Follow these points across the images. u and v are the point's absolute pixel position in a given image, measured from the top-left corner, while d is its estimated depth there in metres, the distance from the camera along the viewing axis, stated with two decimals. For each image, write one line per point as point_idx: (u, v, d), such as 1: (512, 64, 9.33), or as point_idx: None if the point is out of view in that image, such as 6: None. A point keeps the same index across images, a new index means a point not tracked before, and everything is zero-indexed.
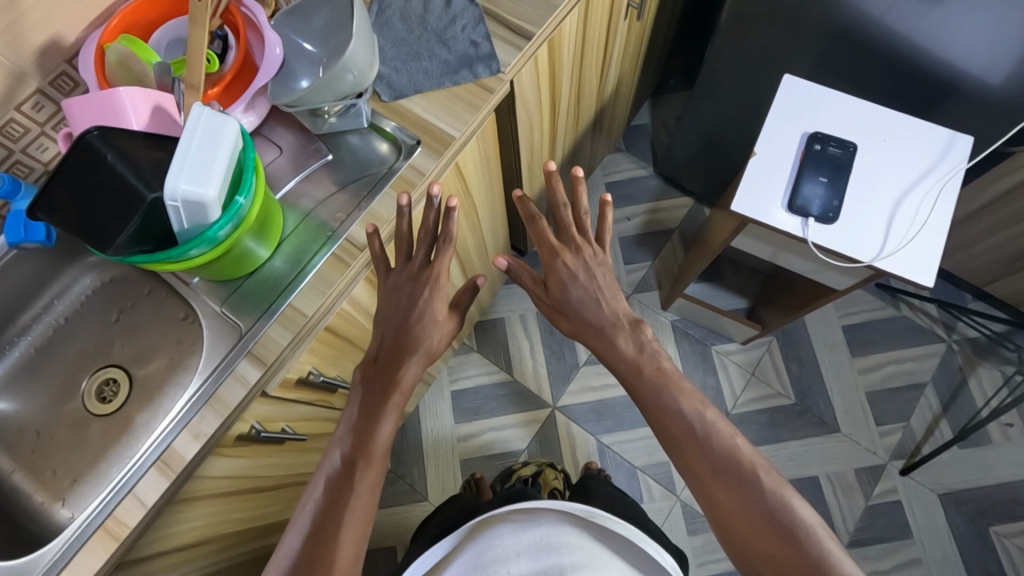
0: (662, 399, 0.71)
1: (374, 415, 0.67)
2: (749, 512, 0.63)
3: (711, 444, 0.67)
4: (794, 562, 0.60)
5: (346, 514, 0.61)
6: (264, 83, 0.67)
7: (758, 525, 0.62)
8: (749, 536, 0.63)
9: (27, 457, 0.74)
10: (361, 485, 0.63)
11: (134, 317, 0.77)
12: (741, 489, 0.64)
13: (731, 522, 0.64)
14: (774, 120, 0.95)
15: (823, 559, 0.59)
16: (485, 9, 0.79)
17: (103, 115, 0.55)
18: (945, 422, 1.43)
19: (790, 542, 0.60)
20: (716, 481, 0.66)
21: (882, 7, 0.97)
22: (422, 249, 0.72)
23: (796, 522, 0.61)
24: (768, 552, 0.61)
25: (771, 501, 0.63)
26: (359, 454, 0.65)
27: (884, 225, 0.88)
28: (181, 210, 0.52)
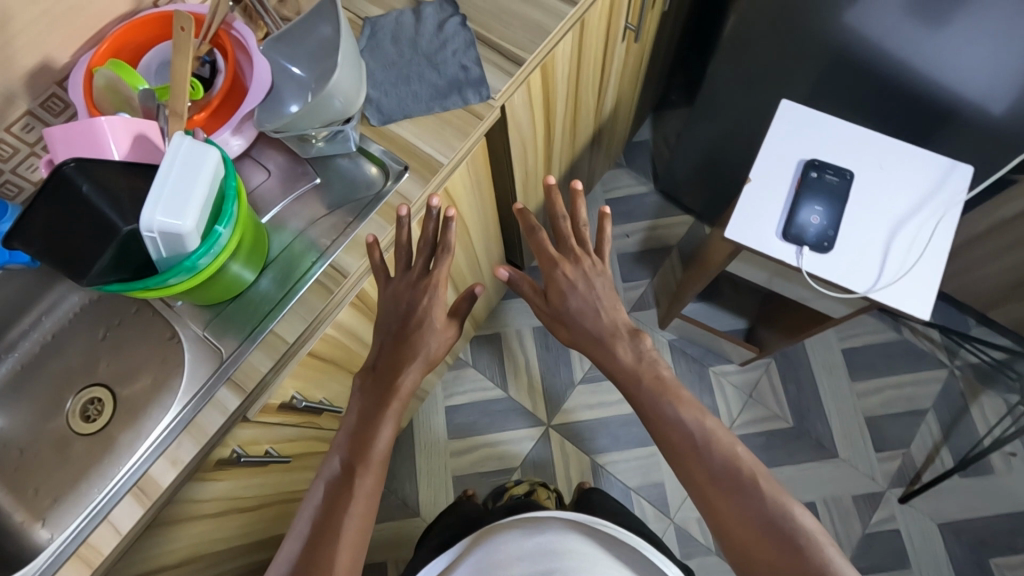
0: (661, 408, 0.70)
1: (373, 421, 0.66)
2: (750, 521, 0.62)
3: (712, 451, 0.66)
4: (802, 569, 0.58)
5: (344, 516, 0.61)
6: (252, 107, 0.66)
7: (760, 531, 0.61)
8: (752, 544, 0.61)
9: (9, 476, 0.74)
10: (360, 489, 0.63)
11: (121, 335, 0.77)
12: (741, 496, 0.63)
13: (733, 531, 0.62)
14: (770, 146, 0.94)
15: (828, 567, 0.57)
16: (477, 35, 0.78)
17: (80, 144, 0.54)
18: (946, 450, 1.40)
19: (794, 549, 0.59)
20: (716, 489, 0.64)
21: (883, 32, 0.96)
22: (421, 259, 0.72)
23: (798, 529, 0.60)
24: (771, 562, 0.60)
25: (771, 508, 0.61)
26: (357, 459, 0.64)
27: (883, 252, 0.86)
28: (158, 241, 0.52)
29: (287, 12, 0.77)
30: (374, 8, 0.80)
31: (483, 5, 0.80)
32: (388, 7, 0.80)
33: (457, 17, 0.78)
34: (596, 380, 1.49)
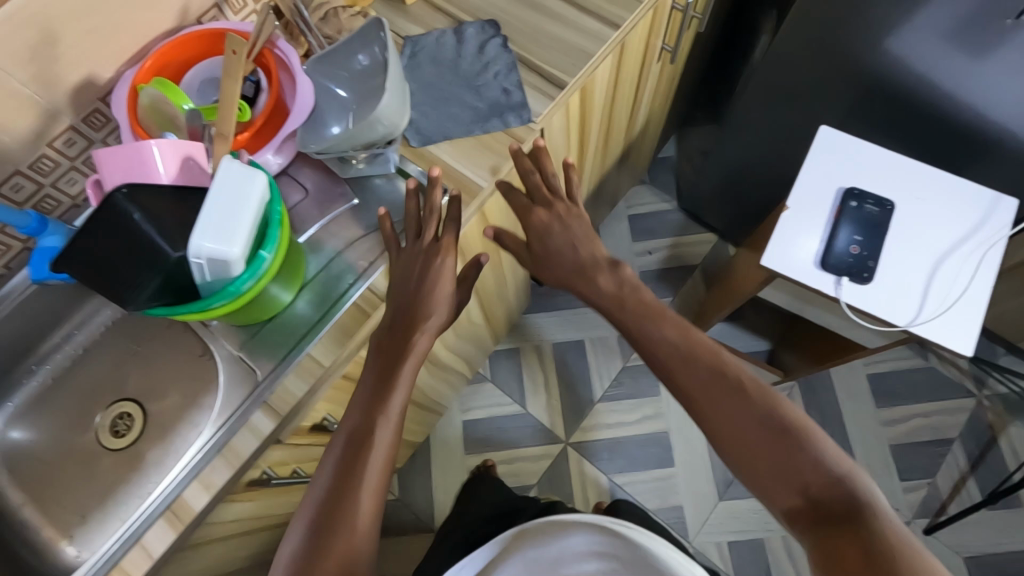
0: (644, 327, 0.61)
1: (389, 383, 0.59)
2: (748, 427, 0.54)
3: (694, 346, 0.59)
4: (800, 468, 0.51)
5: (366, 469, 0.54)
6: (295, 125, 0.66)
7: (754, 427, 0.53)
8: (745, 443, 0.54)
9: (37, 489, 0.73)
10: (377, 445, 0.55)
11: (153, 350, 0.77)
12: (729, 397, 0.55)
13: (726, 435, 0.54)
14: (809, 173, 0.92)
15: (824, 461, 0.51)
16: (519, 57, 0.78)
17: (129, 167, 0.53)
18: (972, 481, 1.38)
19: (789, 443, 0.52)
20: (703, 393, 0.56)
21: (929, 62, 0.94)
22: (432, 227, 0.66)
23: (793, 425, 0.53)
24: (777, 470, 0.52)
25: (762, 405, 0.54)
26: (372, 416, 0.57)
27: (924, 285, 0.84)
28: (204, 267, 0.52)
29: (330, 30, 0.76)
30: (415, 28, 0.80)
31: (525, 27, 0.80)
32: (429, 27, 0.80)
33: (499, 39, 0.78)
34: (615, 399, 1.47)
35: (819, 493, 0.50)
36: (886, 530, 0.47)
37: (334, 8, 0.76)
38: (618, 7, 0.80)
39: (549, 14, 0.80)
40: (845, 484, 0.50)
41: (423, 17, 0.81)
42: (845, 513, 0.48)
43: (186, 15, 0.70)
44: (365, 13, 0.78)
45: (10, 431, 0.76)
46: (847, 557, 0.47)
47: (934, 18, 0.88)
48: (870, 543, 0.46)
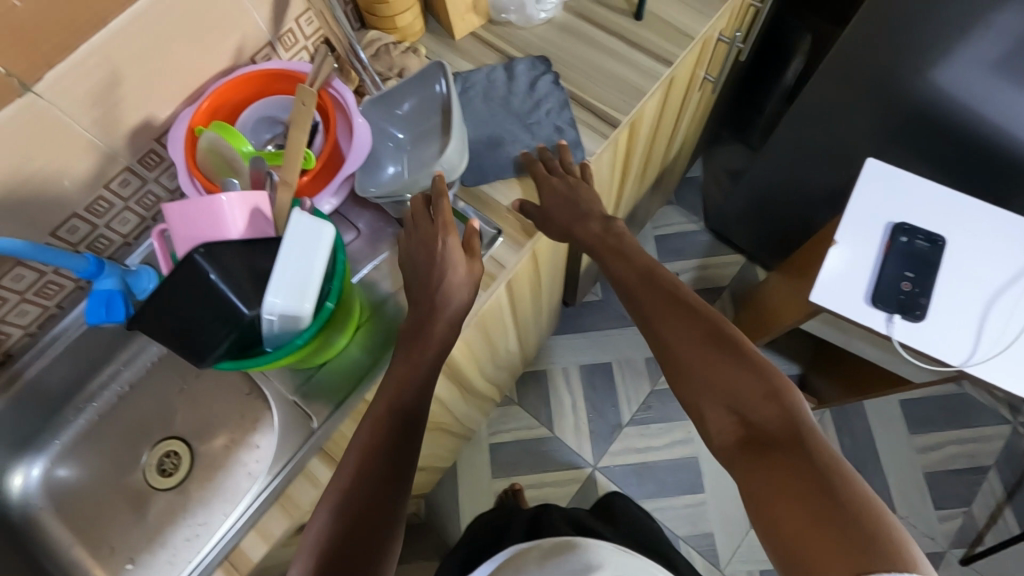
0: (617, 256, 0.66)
1: (415, 361, 0.59)
2: (692, 337, 0.56)
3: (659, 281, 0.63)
4: (742, 382, 0.52)
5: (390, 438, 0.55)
6: (353, 168, 0.66)
7: (701, 343, 0.55)
8: (688, 356, 0.56)
9: (86, 530, 0.73)
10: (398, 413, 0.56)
11: (200, 387, 0.76)
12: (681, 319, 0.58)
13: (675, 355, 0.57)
14: (855, 206, 0.91)
15: (766, 378, 0.51)
16: (571, 94, 0.78)
17: (204, 225, 0.54)
18: (1009, 511, 1.35)
19: (732, 358, 0.53)
20: (659, 315, 0.59)
21: (979, 97, 0.92)
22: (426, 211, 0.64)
23: (738, 345, 0.54)
24: (712, 378, 0.53)
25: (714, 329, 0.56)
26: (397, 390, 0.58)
27: (977, 324, 0.83)
28: (274, 321, 0.52)
29: (380, 67, 0.76)
30: (465, 65, 0.80)
31: (574, 65, 0.80)
32: (479, 63, 0.80)
33: (550, 75, 0.77)
34: (643, 423, 1.45)
35: (756, 410, 0.50)
36: (819, 444, 0.46)
37: (386, 45, 0.76)
38: (671, 43, 0.80)
39: (600, 51, 0.80)
40: (778, 400, 0.50)
41: (472, 52, 0.81)
42: (771, 428, 0.48)
43: (241, 54, 0.70)
44: (415, 49, 0.78)
45: (56, 470, 0.75)
46: (774, 467, 0.46)
47: (978, 53, 0.86)
48: (804, 454, 0.45)
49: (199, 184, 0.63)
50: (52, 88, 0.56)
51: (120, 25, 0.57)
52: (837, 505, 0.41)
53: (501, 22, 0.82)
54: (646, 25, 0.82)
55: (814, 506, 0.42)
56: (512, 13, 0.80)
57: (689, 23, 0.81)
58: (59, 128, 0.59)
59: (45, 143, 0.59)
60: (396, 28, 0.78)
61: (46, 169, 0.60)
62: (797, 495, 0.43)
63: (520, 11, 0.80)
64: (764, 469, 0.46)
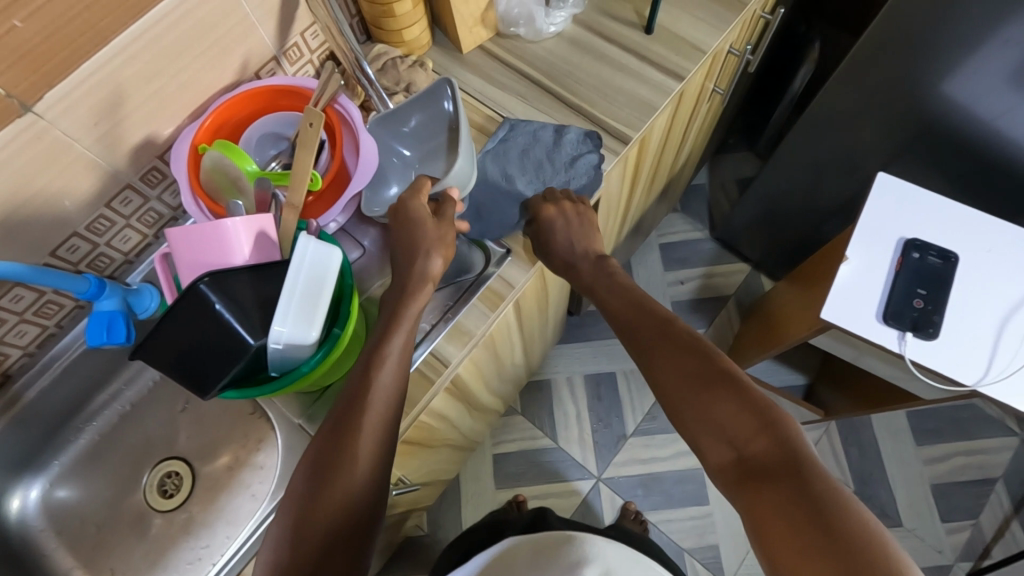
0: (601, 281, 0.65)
1: (389, 326, 0.56)
2: (677, 364, 0.54)
3: (640, 311, 0.60)
4: (730, 409, 0.49)
5: (363, 414, 0.51)
6: (359, 188, 0.64)
7: (687, 370, 0.53)
8: (672, 382, 0.53)
9: (85, 553, 0.71)
10: (373, 400, 0.52)
11: (203, 406, 0.75)
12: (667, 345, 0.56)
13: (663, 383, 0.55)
14: (867, 220, 0.90)
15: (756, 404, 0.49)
16: (580, 110, 0.77)
17: (209, 250, 0.53)
18: (1017, 523, 1.33)
19: (720, 385, 0.51)
20: (646, 344, 0.57)
21: (995, 111, 0.90)
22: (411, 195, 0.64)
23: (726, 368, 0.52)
24: (701, 406, 0.51)
25: (703, 352, 0.54)
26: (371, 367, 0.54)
27: (991, 344, 0.82)
28: (281, 351, 0.50)
29: (388, 81, 0.75)
30: (472, 78, 0.79)
31: (585, 80, 0.78)
32: (487, 77, 0.79)
33: (594, 157, 0.72)
34: (648, 434, 1.44)
35: (746, 440, 0.48)
36: (812, 475, 0.43)
37: (393, 59, 0.75)
38: (683, 58, 0.79)
39: (611, 65, 0.79)
40: (770, 427, 0.47)
41: (479, 65, 0.80)
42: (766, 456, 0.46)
43: (245, 70, 0.69)
44: (422, 62, 0.76)
45: (55, 491, 0.74)
46: (767, 504, 0.44)
47: (993, 64, 0.85)
48: (799, 482, 0.43)
49: (204, 205, 0.61)
50: (53, 108, 0.54)
51: (123, 43, 0.56)
52: (832, 543, 0.40)
53: (510, 35, 0.81)
54: (658, 40, 0.80)
55: (809, 545, 0.40)
56: (521, 26, 0.79)
57: (701, 37, 0.80)
58: (60, 147, 0.57)
59: (46, 163, 0.57)
60: (404, 42, 0.76)
61: (46, 189, 0.59)
62: (792, 533, 0.42)
63: (529, 25, 0.78)
64: (759, 507, 0.44)
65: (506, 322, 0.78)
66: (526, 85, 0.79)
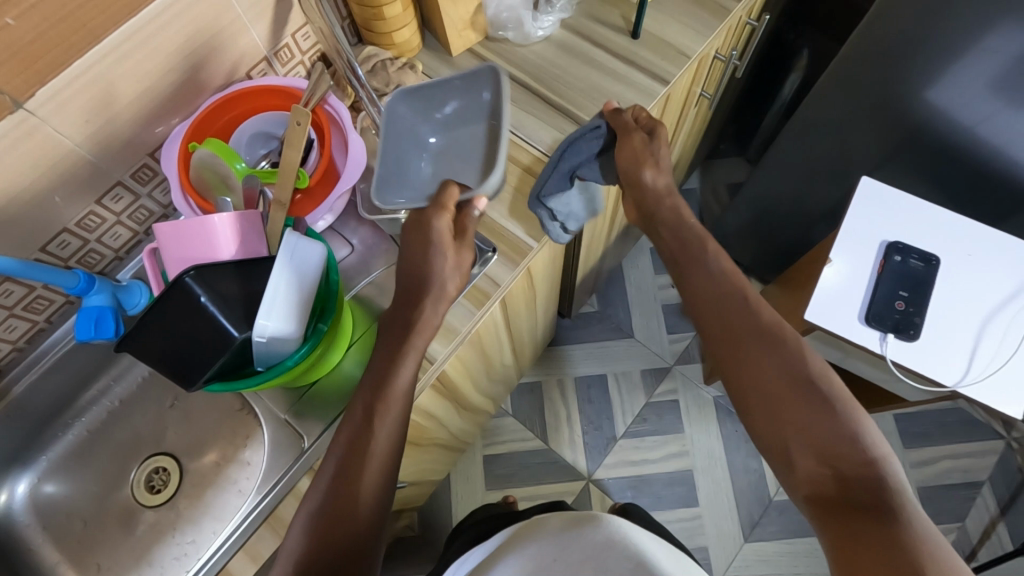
0: (705, 266, 0.67)
1: (396, 355, 0.59)
2: (784, 378, 0.58)
3: (744, 315, 0.63)
4: (834, 434, 0.54)
5: (372, 442, 0.56)
6: (347, 188, 0.66)
7: (795, 388, 0.57)
8: (777, 396, 0.57)
9: (72, 547, 0.72)
10: (374, 449, 0.55)
11: (191, 402, 0.75)
12: (774, 356, 0.59)
13: (760, 390, 0.58)
14: (851, 224, 0.92)
15: (860, 441, 0.53)
16: (569, 113, 0.78)
17: (196, 246, 0.54)
18: (1003, 526, 1.34)
19: (826, 409, 0.55)
20: (750, 349, 0.60)
21: (977, 118, 0.91)
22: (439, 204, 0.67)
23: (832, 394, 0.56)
24: (802, 424, 0.55)
25: (810, 374, 0.57)
26: (372, 412, 0.57)
27: (970, 346, 0.83)
28: (266, 345, 0.51)
29: (377, 82, 0.76)
30: None
31: (572, 83, 0.80)
32: None
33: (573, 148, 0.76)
34: (638, 436, 1.44)
35: (846, 464, 0.52)
36: (908, 516, 0.48)
37: (382, 61, 0.77)
38: (668, 63, 0.80)
39: (597, 68, 0.81)
40: (871, 462, 0.52)
41: (469, 68, 0.81)
42: (862, 484, 0.51)
43: (236, 70, 0.70)
44: (412, 65, 0.78)
45: (43, 486, 0.74)
46: (858, 533, 0.48)
47: (974, 72, 0.86)
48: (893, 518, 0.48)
49: (194, 202, 0.62)
50: (44, 105, 0.55)
51: (115, 42, 0.57)
52: None
53: (499, 39, 0.83)
54: (644, 45, 0.82)
55: None
56: (510, 30, 0.80)
57: (688, 42, 0.82)
58: (52, 144, 0.58)
59: (36, 159, 0.58)
60: (394, 44, 0.78)
61: (37, 185, 0.60)
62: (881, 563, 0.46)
63: (518, 29, 0.80)
64: (851, 529, 0.49)
65: (493, 321, 0.79)
66: (515, 87, 0.80)
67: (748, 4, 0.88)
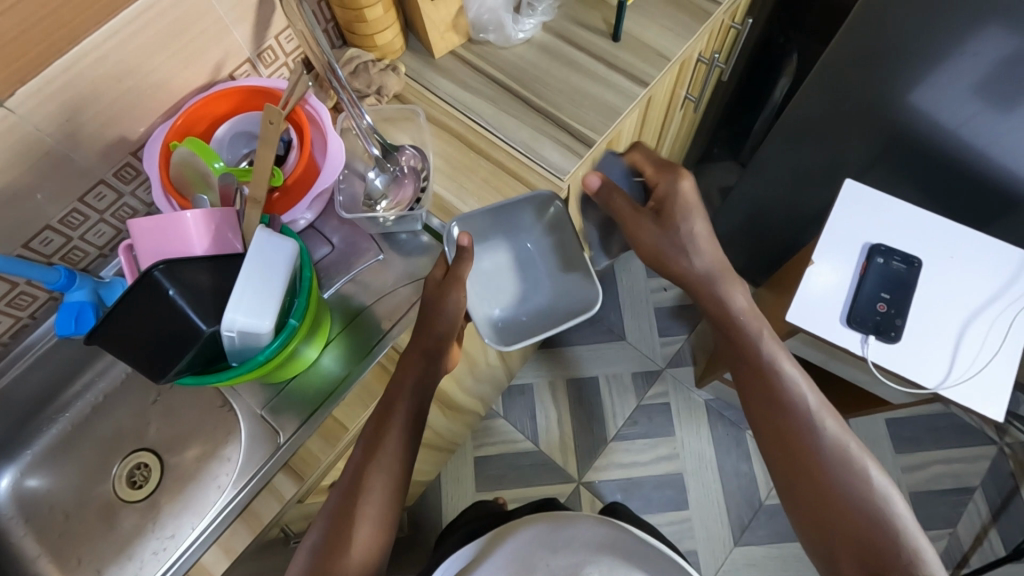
0: (770, 372, 0.68)
1: (402, 396, 0.64)
2: (842, 491, 0.60)
3: (807, 424, 0.65)
4: (891, 551, 0.56)
5: (368, 490, 0.60)
6: (325, 188, 0.67)
7: (854, 505, 0.59)
8: (833, 507, 0.60)
9: (53, 541, 0.72)
10: (375, 489, 0.60)
11: (173, 399, 0.76)
12: (838, 472, 0.61)
13: (817, 503, 0.61)
14: (833, 227, 0.92)
15: (915, 564, 0.55)
16: (549, 114, 0.79)
17: (169, 241, 0.55)
18: (996, 532, 1.32)
19: (884, 528, 0.57)
20: (813, 465, 0.63)
21: (959, 120, 0.91)
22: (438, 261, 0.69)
23: (891, 514, 0.58)
24: (854, 534, 0.58)
25: (866, 490, 0.60)
26: (370, 452, 0.62)
27: (951, 349, 0.83)
28: (235, 337, 0.53)
29: (359, 83, 0.78)
30: (444, 81, 0.81)
31: (554, 85, 0.81)
32: (458, 81, 0.81)
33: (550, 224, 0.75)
34: (628, 438, 1.44)
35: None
36: None
37: (364, 62, 0.77)
38: (648, 64, 0.81)
39: (578, 70, 0.81)
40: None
41: (451, 70, 0.82)
42: None
43: (219, 71, 0.71)
44: (394, 67, 0.79)
45: (28, 479, 0.75)
46: None
47: (958, 75, 0.86)
48: None
49: (174, 201, 0.63)
50: (25, 103, 0.56)
51: (95, 42, 0.58)
52: None
53: (481, 41, 0.84)
54: (624, 47, 0.83)
55: None
56: (491, 32, 0.81)
57: (668, 44, 0.82)
58: (33, 142, 0.59)
59: (18, 156, 0.59)
60: (376, 46, 0.79)
61: (18, 182, 0.61)
62: None
63: (499, 31, 0.81)
64: None
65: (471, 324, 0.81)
66: (496, 89, 0.81)
67: (730, 8, 0.88)
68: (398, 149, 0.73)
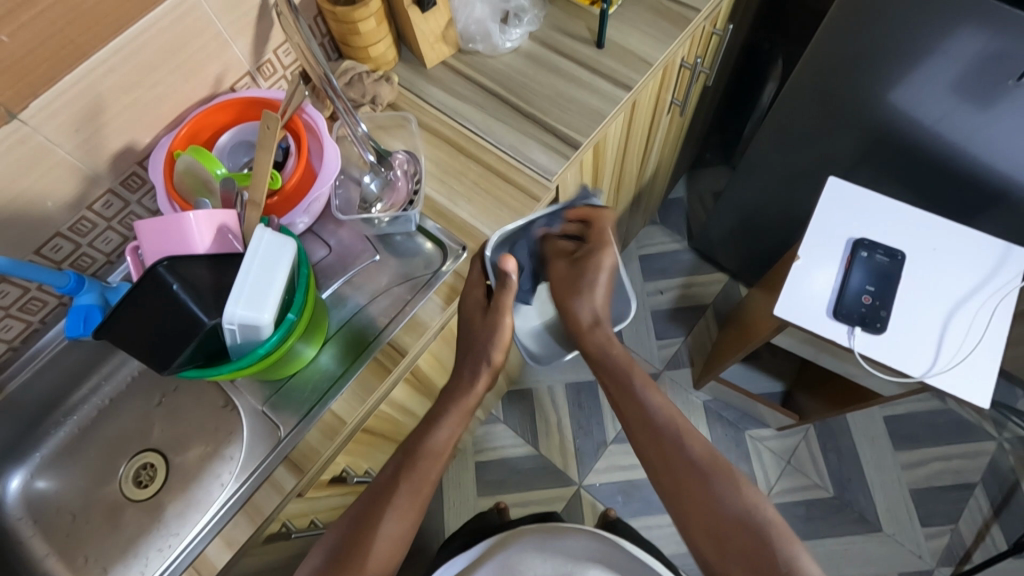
0: (639, 400, 0.77)
1: (435, 419, 0.73)
2: (722, 511, 0.68)
3: (686, 447, 0.73)
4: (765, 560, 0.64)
5: (387, 509, 0.66)
6: (321, 193, 0.70)
7: (735, 523, 0.67)
8: (719, 526, 0.68)
9: (61, 541, 0.74)
10: (398, 505, 0.66)
11: (176, 400, 0.78)
12: (712, 486, 0.70)
13: (702, 520, 0.69)
14: (817, 224, 0.94)
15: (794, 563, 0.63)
16: (536, 118, 0.82)
17: (172, 242, 0.59)
18: (997, 528, 1.31)
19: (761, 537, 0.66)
20: (683, 482, 0.71)
21: (934, 116, 0.94)
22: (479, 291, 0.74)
23: (766, 519, 0.67)
24: (742, 549, 0.66)
25: (741, 504, 0.68)
26: (404, 470, 0.69)
27: (936, 339, 0.85)
28: (236, 331, 0.56)
29: (354, 93, 0.81)
30: (435, 90, 0.85)
31: (540, 90, 0.84)
32: (449, 89, 0.85)
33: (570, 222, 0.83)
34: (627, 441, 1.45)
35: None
36: None
37: (359, 73, 0.81)
38: (631, 69, 0.85)
39: (563, 77, 0.85)
40: None
41: (442, 79, 0.86)
42: None
43: (220, 83, 0.75)
44: (387, 77, 0.83)
45: (37, 480, 0.78)
46: None
47: (933, 75, 0.89)
48: None
49: (177, 206, 0.66)
50: (37, 115, 0.60)
51: (101, 58, 0.61)
52: None
53: (470, 51, 0.87)
54: (607, 53, 0.86)
55: None
56: (479, 42, 0.85)
57: (649, 50, 0.86)
58: (45, 152, 0.63)
59: (30, 166, 0.62)
60: (370, 57, 0.82)
61: (30, 191, 0.64)
62: None
63: (486, 41, 0.85)
64: None
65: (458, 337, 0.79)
66: (485, 96, 0.84)
67: (710, 14, 0.92)
68: (391, 154, 0.76)
